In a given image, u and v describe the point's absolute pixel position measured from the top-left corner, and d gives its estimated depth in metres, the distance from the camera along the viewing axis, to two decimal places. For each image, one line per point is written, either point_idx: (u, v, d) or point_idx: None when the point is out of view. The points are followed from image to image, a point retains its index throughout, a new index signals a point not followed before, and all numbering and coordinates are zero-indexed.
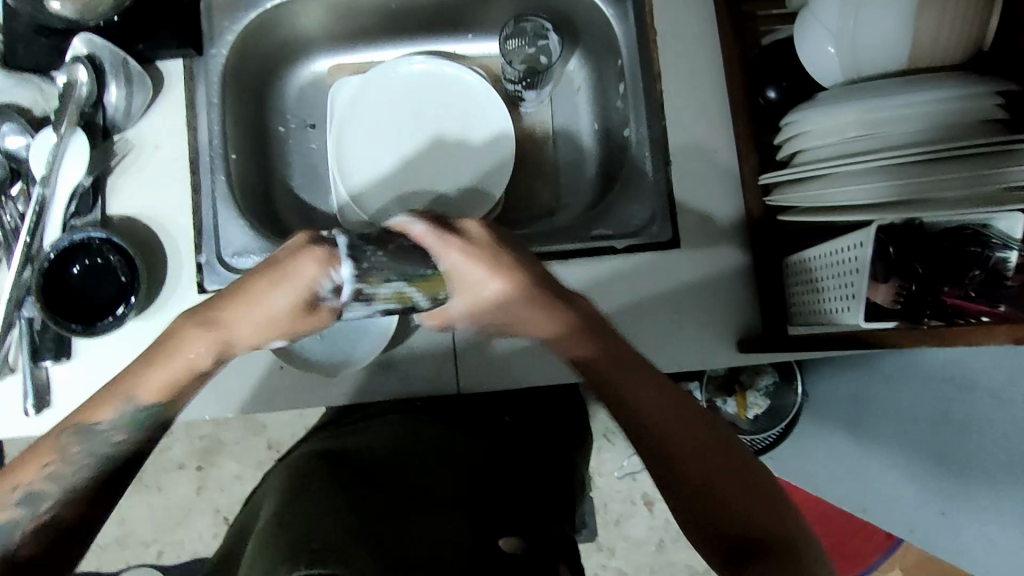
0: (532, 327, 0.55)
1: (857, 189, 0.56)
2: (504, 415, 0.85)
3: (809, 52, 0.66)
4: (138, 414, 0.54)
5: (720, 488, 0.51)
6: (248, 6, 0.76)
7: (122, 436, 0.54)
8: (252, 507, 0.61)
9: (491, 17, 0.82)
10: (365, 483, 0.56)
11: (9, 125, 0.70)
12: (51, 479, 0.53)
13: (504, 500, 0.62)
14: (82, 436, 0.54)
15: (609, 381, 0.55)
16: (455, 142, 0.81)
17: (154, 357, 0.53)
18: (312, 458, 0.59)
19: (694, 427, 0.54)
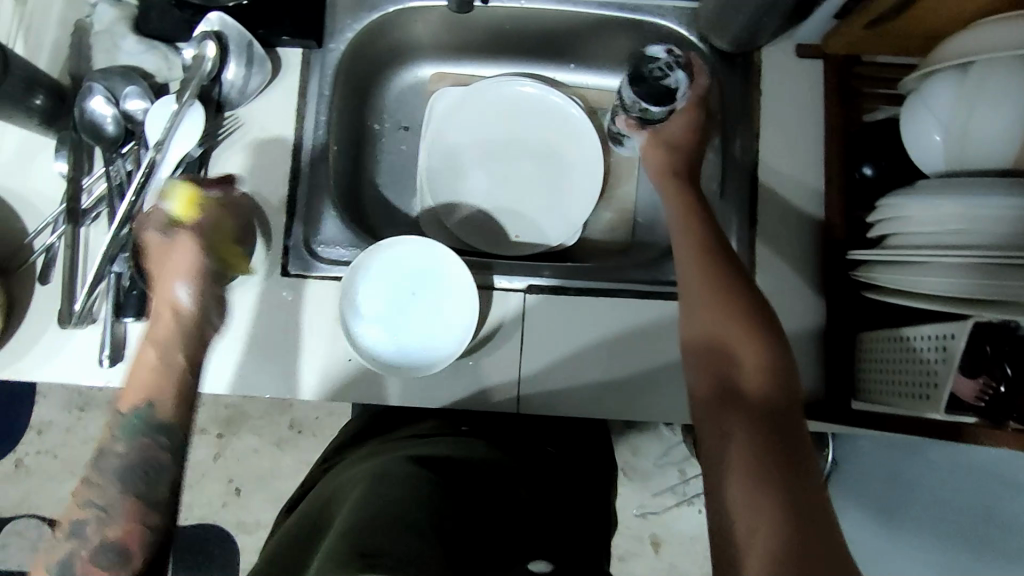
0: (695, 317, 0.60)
1: (950, 282, 0.57)
2: (548, 446, 0.79)
3: (915, 139, 0.67)
4: (128, 423, 0.57)
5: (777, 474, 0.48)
6: (371, 7, 0.78)
7: (125, 445, 0.56)
8: (321, 493, 0.61)
9: (598, 52, 0.84)
10: (456, 490, 0.56)
11: (132, 88, 0.73)
12: (88, 505, 0.53)
13: (567, 523, 0.61)
14: (100, 462, 0.56)
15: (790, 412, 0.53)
16: (546, 166, 0.84)
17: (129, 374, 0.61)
18: (393, 458, 0.60)
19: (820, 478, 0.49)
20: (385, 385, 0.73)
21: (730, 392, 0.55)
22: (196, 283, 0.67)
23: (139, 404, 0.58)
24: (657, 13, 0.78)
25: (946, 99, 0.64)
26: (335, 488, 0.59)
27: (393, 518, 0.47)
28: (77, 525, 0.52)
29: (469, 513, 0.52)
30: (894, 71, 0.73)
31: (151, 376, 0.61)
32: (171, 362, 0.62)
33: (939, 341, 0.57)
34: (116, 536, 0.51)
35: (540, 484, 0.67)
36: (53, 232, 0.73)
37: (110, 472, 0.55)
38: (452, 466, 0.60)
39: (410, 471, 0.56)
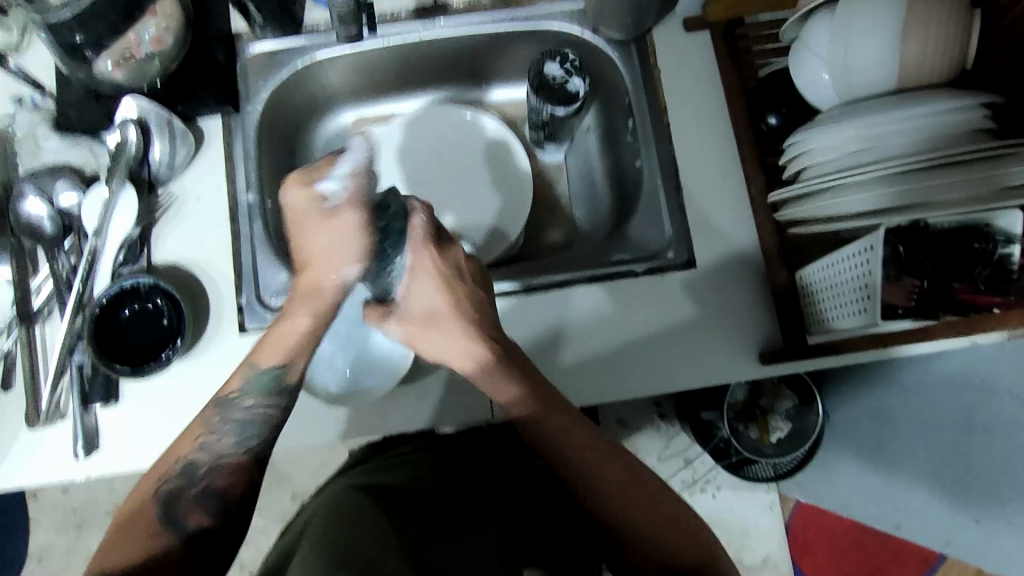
0: (497, 388, 0.63)
1: (863, 200, 0.60)
2: (534, 459, 0.81)
3: (805, 79, 0.71)
4: (262, 377, 0.63)
5: (653, 529, 0.63)
6: (280, 66, 0.81)
7: (256, 400, 0.63)
8: (293, 529, 0.66)
9: (503, 66, 0.89)
10: (413, 510, 0.62)
11: (63, 183, 0.75)
12: (202, 448, 0.62)
13: (527, 513, 0.69)
14: (222, 409, 0.64)
15: (545, 437, 0.64)
16: (476, 178, 0.88)
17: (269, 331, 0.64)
18: (349, 489, 0.66)
19: (636, 477, 0.65)
20: (353, 419, 0.74)
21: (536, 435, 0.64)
22: (371, 262, 0.62)
23: (273, 365, 0.63)
24: (547, 18, 0.82)
25: (822, 36, 0.68)
26: (303, 521, 0.65)
27: (375, 538, 0.56)
28: (190, 464, 0.62)
29: (431, 532, 0.59)
30: (774, 26, 0.78)
31: (295, 335, 0.63)
32: (303, 332, 0.63)
33: (859, 257, 0.59)
34: (221, 483, 0.62)
35: (508, 488, 0.71)
36: (10, 336, 0.74)
37: (234, 420, 0.63)
38: (415, 495, 0.65)
39: (364, 499, 0.63)
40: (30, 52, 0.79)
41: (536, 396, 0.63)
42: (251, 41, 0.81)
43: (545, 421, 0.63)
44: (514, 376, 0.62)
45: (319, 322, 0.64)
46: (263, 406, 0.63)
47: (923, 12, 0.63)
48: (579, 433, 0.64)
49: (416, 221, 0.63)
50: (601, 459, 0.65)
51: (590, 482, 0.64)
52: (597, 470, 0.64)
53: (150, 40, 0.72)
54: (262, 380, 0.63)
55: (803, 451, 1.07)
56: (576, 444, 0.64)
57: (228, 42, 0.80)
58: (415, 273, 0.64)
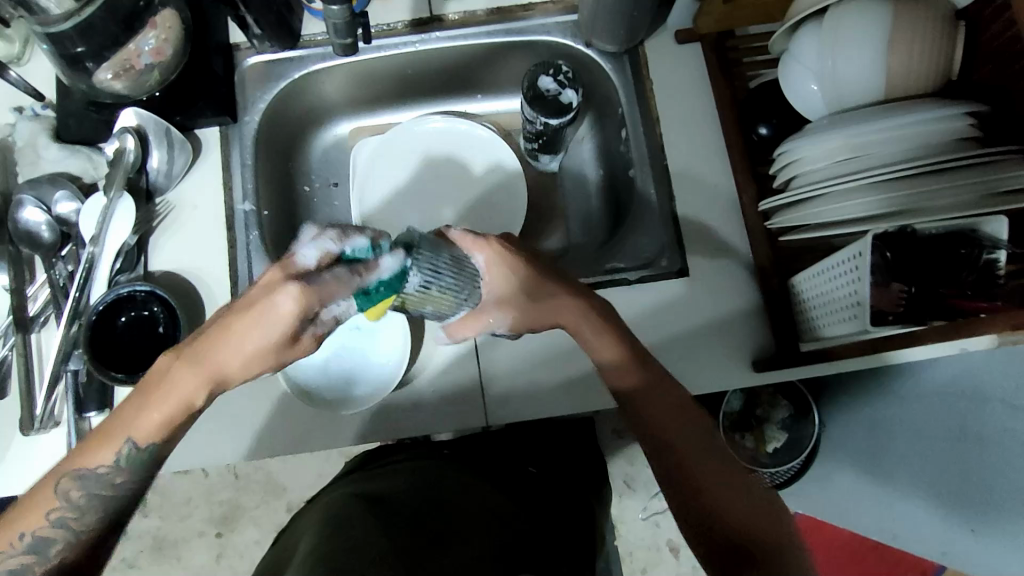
0: (594, 350, 0.62)
1: (853, 207, 0.61)
2: (527, 467, 0.81)
3: (795, 90, 0.72)
4: (136, 454, 0.56)
5: (735, 505, 0.57)
6: (278, 77, 0.83)
7: (123, 477, 0.57)
8: (288, 538, 0.66)
9: (498, 78, 0.91)
10: (408, 517, 0.62)
11: (62, 192, 0.76)
12: (56, 524, 0.55)
13: (525, 514, 0.68)
14: (81, 480, 0.56)
15: (644, 406, 0.62)
16: (469, 189, 0.89)
17: (148, 393, 0.55)
18: (345, 498, 0.66)
19: (725, 456, 0.60)
20: (349, 428, 0.74)
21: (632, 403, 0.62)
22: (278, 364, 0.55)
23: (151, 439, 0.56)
24: (542, 31, 0.83)
25: (810, 47, 0.69)
26: (299, 530, 0.65)
27: (369, 549, 0.56)
28: (39, 542, 0.55)
29: (426, 538, 0.60)
30: (765, 38, 0.80)
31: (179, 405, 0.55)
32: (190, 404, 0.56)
33: (848, 263, 0.60)
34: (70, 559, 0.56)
35: (504, 493, 0.71)
36: (5, 343, 0.74)
37: (89, 497, 0.56)
38: (410, 501, 0.65)
39: (359, 508, 0.63)
40: (33, 63, 0.80)
41: (639, 365, 0.62)
42: (248, 53, 0.83)
43: (644, 390, 0.61)
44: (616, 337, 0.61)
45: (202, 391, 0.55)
46: (133, 486, 0.58)
47: (907, 25, 0.64)
48: (670, 400, 0.62)
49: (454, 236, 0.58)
50: (696, 428, 0.61)
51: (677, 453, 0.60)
52: (688, 438, 0.60)
53: (150, 51, 0.73)
54: (134, 459, 0.56)
55: (802, 460, 1.08)
56: (673, 413, 0.61)
57: (226, 53, 0.81)
58: (497, 269, 0.59)
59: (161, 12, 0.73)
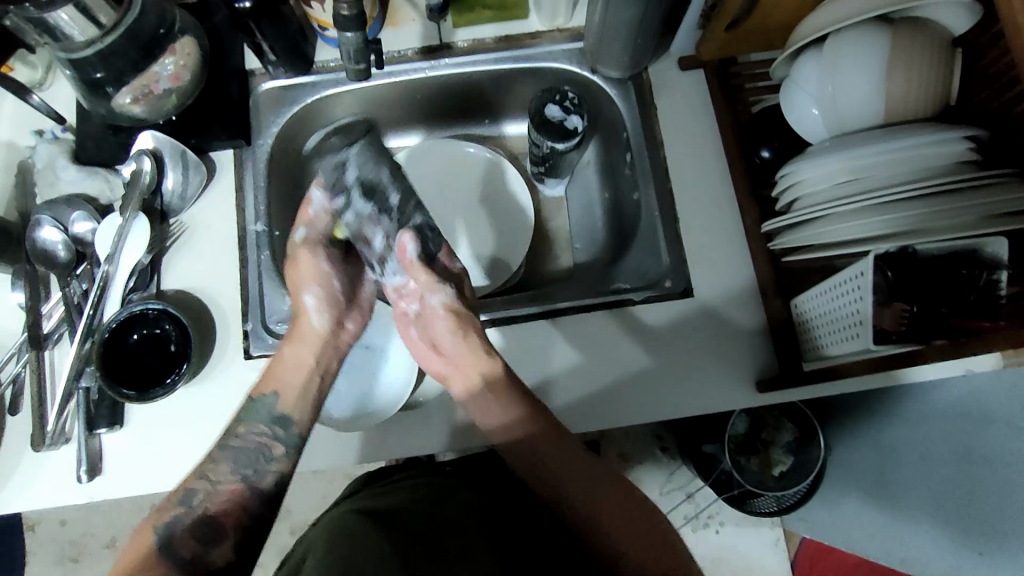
0: (494, 415, 0.64)
1: (854, 228, 0.62)
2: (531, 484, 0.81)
3: (795, 115, 0.73)
4: (267, 411, 0.62)
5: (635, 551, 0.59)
6: (291, 102, 0.85)
7: (266, 425, 0.62)
8: (291, 553, 0.66)
9: (505, 103, 0.93)
10: (411, 527, 0.63)
11: (78, 212, 0.77)
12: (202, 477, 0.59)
13: (525, 531, 0.68)
14: (226, 451, 0.61)
15: (541, 457, 0.63)
16: (476, 211, 0.91)
17: (274, 362, 0.65)
18: (350, 513, 0.66)
19: (627, 500, 0.63)
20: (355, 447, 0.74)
21: (528, 459, 0.64)
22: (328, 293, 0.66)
23: (270, 393, 0.63)
24: (548, 58, 0.86)
25: (811, 74, 0.71)
26: (305, 544, 0.65)
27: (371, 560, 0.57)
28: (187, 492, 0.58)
29: (432, 549, 0.60)
30: (766, 66, 0.81)
31: (302, 391, 0.63)
32: (311, 388, 0.64)
33: (850, 283, 0.61)
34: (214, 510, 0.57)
35: (507, 509, 0.72)
36: (18, 361, 0.75)
37: (229, 450, 0.61)
38: (413, 513, 0.66)
39: (365, 523, 0.63)
40: (54, 88, 0.82)
41: (534, 416, 0.64)
42: (263, 79, 0.85)
43: (541, 443, 0.63)
44: (510, 398, 0.64)
45: (320, 351, 0.65)
46: (267, 439, 0.61)
47: (904, 53, 0.66)
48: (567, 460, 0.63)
49: (408, 258, 0.64)
50: (592, 477, 0.63)
51: (575, 502, 0.62)
52: (587, 487, 0.63)
53: (168, 76, 0.76)
54: (272, 418, 0.62)
55: (808, 483, 1.06)
56: (570, 467, 0.63)
57: (241, 78, 0.83)
58: (446, 316, 0.66)
59: (181, 38, 0.76)
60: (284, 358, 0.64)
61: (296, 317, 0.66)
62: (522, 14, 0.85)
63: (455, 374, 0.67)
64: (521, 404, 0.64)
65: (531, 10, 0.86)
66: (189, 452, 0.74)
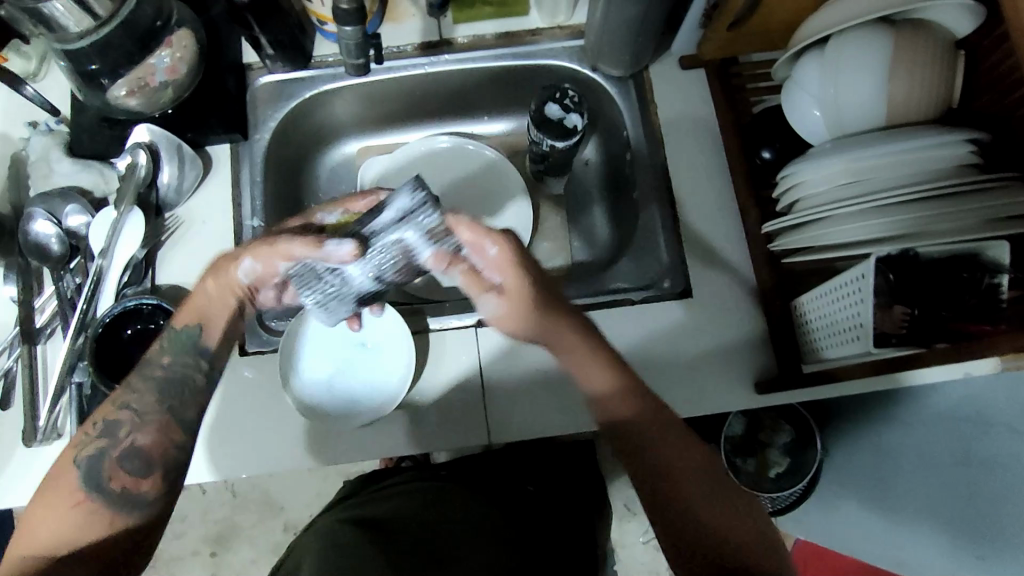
0: (593, 381, 0.61)
1: (857, 231, 0.62)
2: (527, 485, 0.82)
3: (797, 117, 0.73)
4: (180, 334, 0.63)
5: (732, 536, 0.56)
6: (288, 96, 0.84)
7: (169, 358, 0.63)
8: (285, 562, 0.66)
9: (504, 101, 0.92)
10: (404, 534, 0.63)
11: (72, 205, 0.76)
12: (123, 408, 0.61)
13: (521, 533, 0.68)
14: (141, 367, 0.62)
15: (649, 435, 0.60)
16: (476, 208, 0.90)
17: (194, 291, 0.64)
18: (343, 522, 0.66)
19: (725, 484, 0.60)
20: (350, 445, 0.74)
21: (621, 434, 0.61)
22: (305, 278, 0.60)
23: (193, 326, 0.63)
24: (549, 54, 0.85)
25: (813, 76, 0.71)
26: (300, 554, 0.65)
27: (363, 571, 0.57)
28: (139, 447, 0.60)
29: (426, 556, 0.60)
30: (768, 66, 0.81)
31: (212, 302, 0.64)
32: (226, 297, 0.64)
33: (851, 285, 0.60)
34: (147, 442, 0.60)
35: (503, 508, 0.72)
36: (9, 355, 0.74)
37: (150, 380, 0.62)
38: (407, 521, 0.66)
39: (358, 533, 0.63)
40: (48, 79, 0.81)
41: (643, 395, 0.61)
42: (261, 73, 0.84)
43: (649, 422, 0.60)
44: (616, 372, 0.61)
45: (226, 290, 0.63)
46: (183, 361, 0.63)
47: (908, 56, 0.66)
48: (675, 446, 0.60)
49: (492, 254, 0.56)
50: (688, 457, 0.60)
51: (670, 479, 0.59)
52: (681, 469, 0.59)
53: (164, 68, 0.75)
54: (177, 340, 0.63)
55: (803, 485, 1.07)
56: (671, 442, 0.60)
57: (239, 72, 0.83)
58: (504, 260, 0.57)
59: (177, 31, 0.75)
60: (200, 291, 0.64)
61: (250, 281, 0.62)
62: (522, 11, 0.85)
63: (512, 315, 0.61)
64: (608, 374, 0.61)
65: (532, 7, 0.85)
66: None
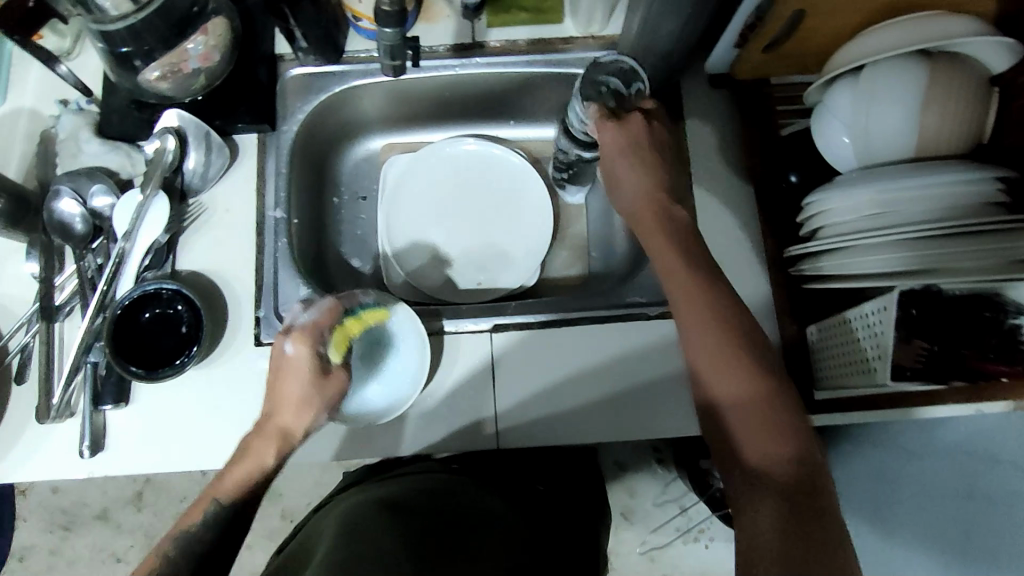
0: (695, 343, 0.58)
1: (880, 263, 0.62)
2: (537, 484, 0.83)
3: (824, 141, 0.73)
4: (218, 513, 0.62)
5: (799, 530, 0.49)
6: (318, 90, 0.84)
7: (200, 531, 0.61)
8: (303, 538, 0.67)
9: (531, 107, 0.92)
10: (421, 519, 0.64)
11: (98, 186, 0.77)
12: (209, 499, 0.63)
13: (533, 530, 0.69)
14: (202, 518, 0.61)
15: (732, 403, 0.56)
16: (499, 213, 0.90)
17: (235, 462, 0.66)
18: (363, 500, 0.68)
19: (816, 479, 0.52)
20: (359, 441, 0.74)
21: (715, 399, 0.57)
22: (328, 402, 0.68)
23: (228, 500, 0.63)
24: (580, 64, 0.85)
25: (845, 102, 0.70)
26: (318, 527, 0.67)
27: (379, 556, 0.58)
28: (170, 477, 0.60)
29: (441, 546, 0.61)
30: (799, 89, 0.81)
31: (252, 472, 0.64)
32: (265, 466, 0.65)
33: (871, 316, 0.60)
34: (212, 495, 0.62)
35: (517, 505, 0.73)
36: (27, 330, 0.75)
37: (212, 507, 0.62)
38: (426, 503, 0.67)
39: (378, 512, 0.65)
40: (81, 57, 0.82)
41: (754, 368, 0.56)
42: (292, 64, 0.84)
43: (741, 392, 0.56)
44: (728, 335, 0.57)
45: (275, 449, 0.66)
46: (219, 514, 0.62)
47: (941, 89, 0.66)
48: (766, 421, 0.54)
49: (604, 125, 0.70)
50: (778, 437, 0.54)
51: (747, 454, 0.54)
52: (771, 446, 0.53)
53: (197, 56, 0.75)
54: (217, 518, 0.62)
55: None
56: (762, 417, 0.55)
57: (270, 63, 0.83)
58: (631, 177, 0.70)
59: (213, 19, 0.75)
60: (256, 450, 0.65)
61: (276, 418, 0.67)
62: (556, 18, 0.85)
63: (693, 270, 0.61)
64: (722, 335, 0.57)
65: (566, 15, 0.85)
66: (193, 435, 0.73)
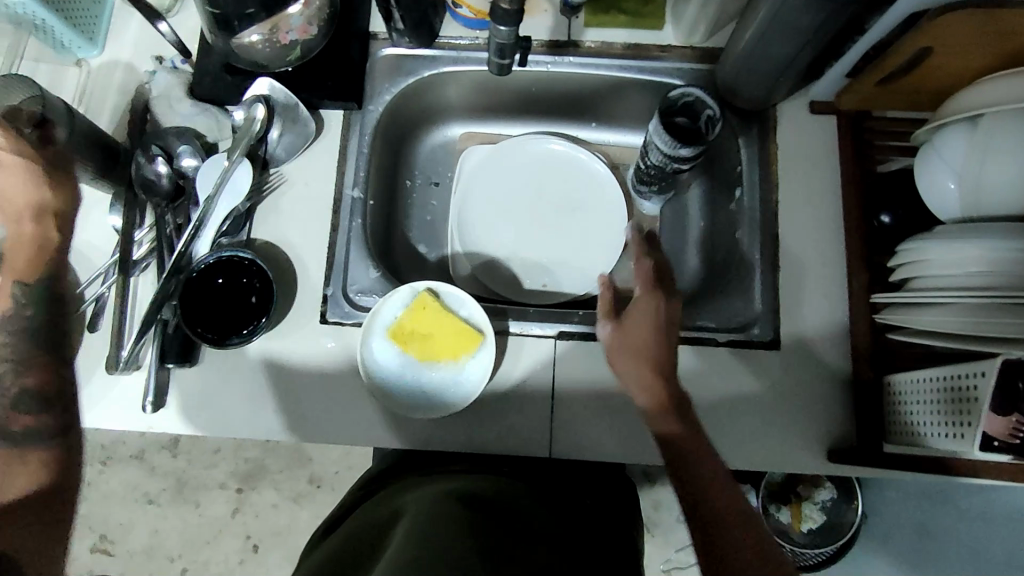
0: (638, 383, 0.60)
1: (977, 325, 0.59)
2: (585, 496, 0.78)
3: (930, 187, 0.69)
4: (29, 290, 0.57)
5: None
6: (407, 72, 0.84)
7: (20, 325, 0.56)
8: (374, 518, 0.66)
9: (617, 111, 0.90)
10: (497, 520, 0.62)
11: (185, 147, 0.77)
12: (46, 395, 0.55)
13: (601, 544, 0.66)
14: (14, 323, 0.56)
15: (679, 444, 0.57)
16: (574, 217, 0.89)
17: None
18: (440, 489, 0.65)
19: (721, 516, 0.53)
20: (413, 431, 0.75)
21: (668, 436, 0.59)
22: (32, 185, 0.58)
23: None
24: (676, 74, 0.82)
25: (959, 148, 0.66)
26: (393, 509, 0.65)
27: (452, 548, 0.55)
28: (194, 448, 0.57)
29: (515, 546, 0.59)
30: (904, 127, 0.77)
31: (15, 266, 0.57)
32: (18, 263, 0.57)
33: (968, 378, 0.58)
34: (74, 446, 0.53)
35: (583, 518, 0.70)
36: (103, 281, 0.76)
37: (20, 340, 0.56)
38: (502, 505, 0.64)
39: (453, 505, 0.62)
40: (181, 15, 0.82)
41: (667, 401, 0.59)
42: (385, 44, 0.84)
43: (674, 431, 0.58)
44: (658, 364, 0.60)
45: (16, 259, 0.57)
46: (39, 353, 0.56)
47: None
48: (699, 466, 0.56)
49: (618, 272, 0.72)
50: (702, 473, 0.56)
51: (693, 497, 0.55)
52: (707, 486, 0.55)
53: (297, 27, 0.75)
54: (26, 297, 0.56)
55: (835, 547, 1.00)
56: (693, 457, 0.56)
57: (363, 40, 0.82)
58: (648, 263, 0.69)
59: None
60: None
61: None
62: (657, 25, 0.82)
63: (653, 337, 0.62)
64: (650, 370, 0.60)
65: (667, 23, 0.83)
66: (252, 403, 0.75)
